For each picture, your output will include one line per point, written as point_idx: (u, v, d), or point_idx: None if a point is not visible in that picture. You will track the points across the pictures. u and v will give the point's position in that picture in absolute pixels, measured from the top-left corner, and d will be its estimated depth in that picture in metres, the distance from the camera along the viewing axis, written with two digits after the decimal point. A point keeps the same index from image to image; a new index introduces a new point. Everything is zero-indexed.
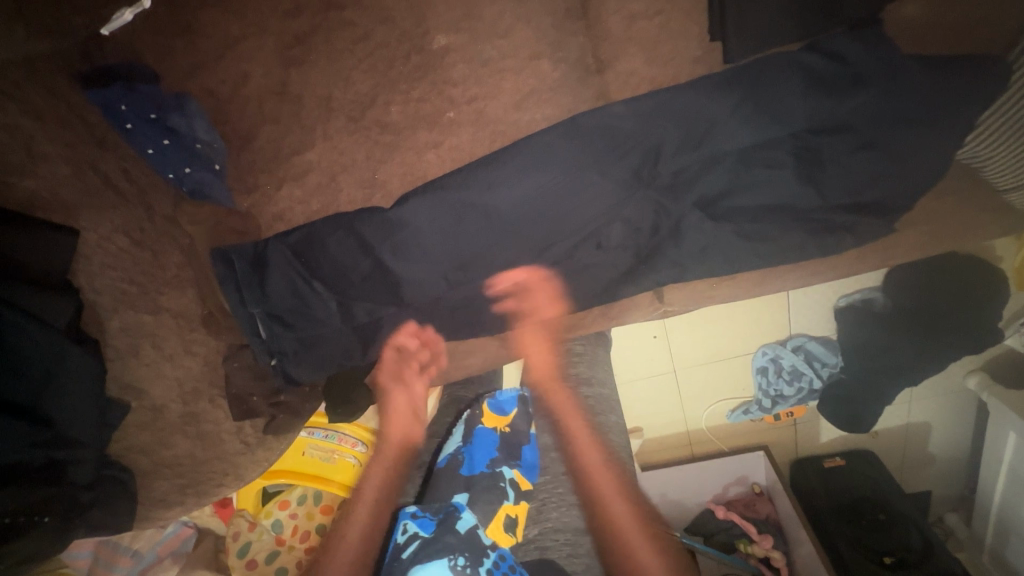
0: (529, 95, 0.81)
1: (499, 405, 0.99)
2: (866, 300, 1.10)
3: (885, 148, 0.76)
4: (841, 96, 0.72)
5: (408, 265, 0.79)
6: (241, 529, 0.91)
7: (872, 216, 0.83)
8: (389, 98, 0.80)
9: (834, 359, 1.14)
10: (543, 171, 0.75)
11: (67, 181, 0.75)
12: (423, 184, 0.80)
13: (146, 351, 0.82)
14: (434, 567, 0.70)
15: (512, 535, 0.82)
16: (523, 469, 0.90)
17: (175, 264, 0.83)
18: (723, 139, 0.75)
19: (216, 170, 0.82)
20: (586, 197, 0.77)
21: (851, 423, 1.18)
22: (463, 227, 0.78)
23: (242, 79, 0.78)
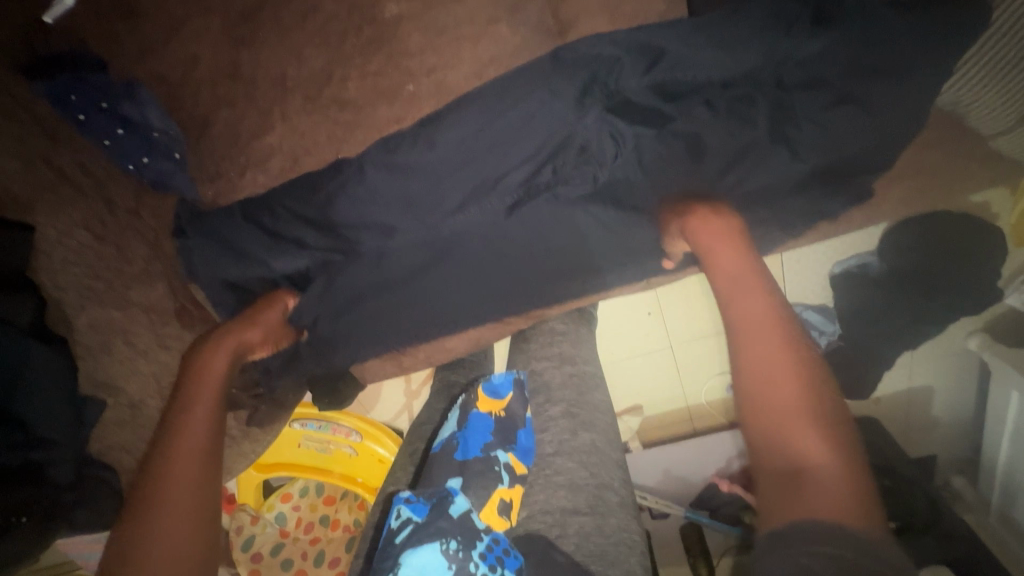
0: (490, 64, 0.74)
1: (493, 388, 0.92)
2: (862, 266, 1.03)
3: (866, 102, 0.73)
4: (801, 41, 0.69)
5: (364, 217, 0.79)
6: (244, 523, 1.19)
7: (844, 180, 0.80)
8: (344, 73, 0.75)
9: (831, 325, 1.08)
10: (496, 111, 0.70)
11: (18, 176, 0.73)
12: (377, 143, 0.76)
13: (118, 348, 0.82)
14: (426, 552, 0.65)
15: (505, 519, 0.78)
16: (518, 453, 0.85)
17: (141, 258, 0.86)
18: (693, 72, 0.71)
19: (176, 159, 0.82)
20: (539, 133, 0.72)
21: (855, 385, 1.12)
22: (410, 177, 0.75)
23: (193, 62, 0.76)
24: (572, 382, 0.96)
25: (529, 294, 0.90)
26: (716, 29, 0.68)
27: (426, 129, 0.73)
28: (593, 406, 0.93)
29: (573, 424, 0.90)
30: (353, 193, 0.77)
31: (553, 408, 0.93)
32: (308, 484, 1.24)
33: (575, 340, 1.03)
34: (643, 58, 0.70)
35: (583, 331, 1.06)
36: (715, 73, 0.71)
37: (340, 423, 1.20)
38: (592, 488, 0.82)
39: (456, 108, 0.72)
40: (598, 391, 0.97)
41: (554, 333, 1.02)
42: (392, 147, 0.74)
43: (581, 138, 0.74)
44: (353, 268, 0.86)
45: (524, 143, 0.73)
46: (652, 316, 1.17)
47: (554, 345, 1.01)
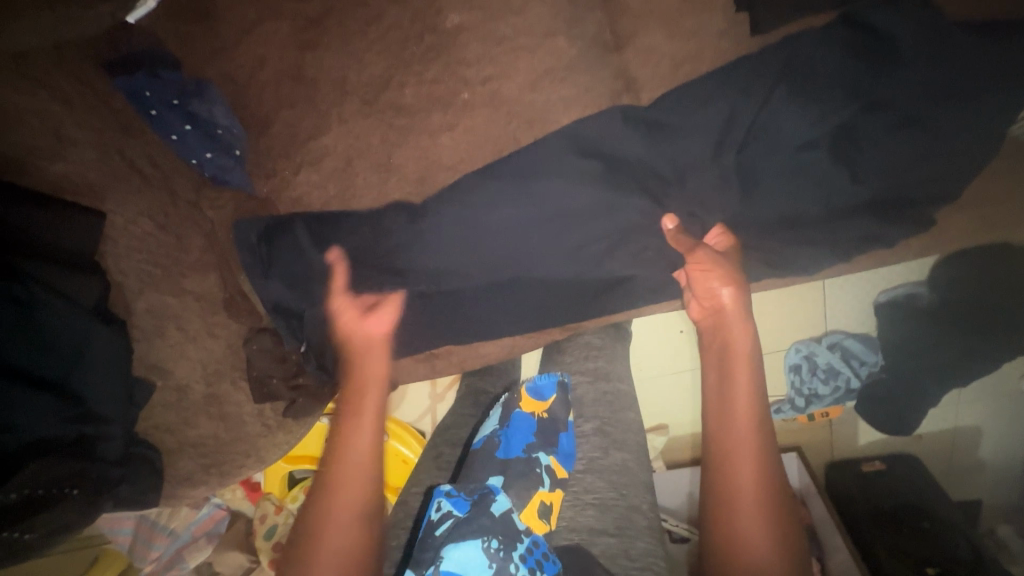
0: (544, 75, 0.77)
1: (537, 389, 0.91)
2: (910, 296, 0.97)
3: (929, 125, 0.69)
4: (871, 68, 0.69)
5: (432, 242, 0.77)
6: (268, 512, 1.09)
7: (902, 212, 0.77)
8: (403, 79, 0.79)
9: (873, 357, 1.02)
10: (554, 151, 0.74)
11: (94, 165, 0.78)
12: (446, 187, 0.79)
13: (170, 332, 0.86)
14: (468, 548, 0.66)
15: (546, 522, 0.77)
16: (558, 456, 0.84)
17: (198, 248, 0.87)
18: (753, 100, 0.72)
19: (237, 155, 0.85)
20: (588, 161, 0.74)
21: (888, 423, 1.08)
22: (475, 204, 0.76)
23: (260, 63, 0.84)
24: (605, 399, 0.95)
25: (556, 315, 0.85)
26: (779, 72, 0.72)
27: (502, 157, 0.78)
28: (625, 425, 0.93)
29: (605, 442, 0.89)
30: (417, 214, 0.78)
31: (585, 423, 0.91)
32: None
33: (610, 357, 1.02)
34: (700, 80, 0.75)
35: (618, 350, 1.04)
36: (781, 101, 0.71)
37: None
38: (621, 509, 0.81)
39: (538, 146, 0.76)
40: (631, 410, 0.96)
41: (588, 348, 1.02)
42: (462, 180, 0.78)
43: (632, 156, 0.74)
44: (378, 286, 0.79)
45: (590, 182, 0.74)
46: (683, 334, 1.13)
47: (589, 361, 1.00)
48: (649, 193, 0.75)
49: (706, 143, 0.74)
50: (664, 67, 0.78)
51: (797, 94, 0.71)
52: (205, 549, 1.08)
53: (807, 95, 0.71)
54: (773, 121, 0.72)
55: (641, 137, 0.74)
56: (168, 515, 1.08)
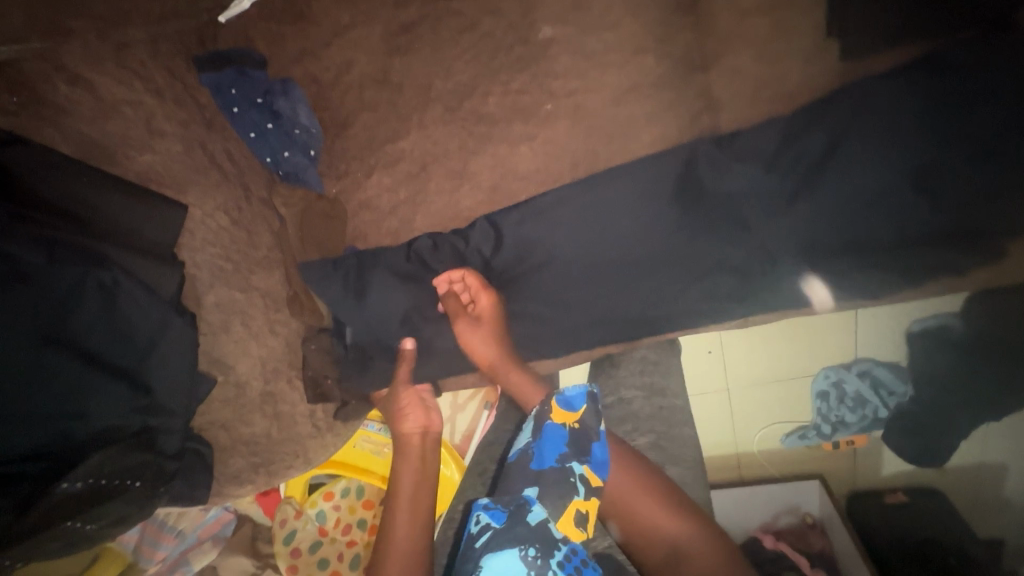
0: (629, 90, 0.78)
1: (567, 401, 0.79)
2: (942, 326, 0.98)
3: (1018, 156, 0.67)
4: (953, 99, 0.67)
5: (506, 260, 0.83)
6: (286, 517, 1.05)
7: (977, 247, 0.74)
8: (488, 88, 0.80)
9: (903, 387, 1.05)
10: (620, 186, 0.78)
11: (179, 157, 0.78)
12: (517, 211, 0.82)
13: (235, 328, 0.85)
14: (507, 556, 0.66)
15: (583, 531, 0.72)
16: (592, 465, 0.75)
17: (266, 245, 0.88)
18: (823, 133, 0.72)
19: (311, 155, 0.87)
20: (652, 192, 0.78)
21: (926, 455, 1.08)
22: (549, 234, 0.80)
23: (347, 65, 0.84)
24: (660, 415, 0.94)
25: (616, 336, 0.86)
26: (853, 112, 0.71)
27: (577, 173, 0.81)
28: (681, 441, 0.91)
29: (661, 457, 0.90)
30: (484, 231, 0.83)
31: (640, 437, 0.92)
32: (349, 484, 1.08)
33: (666, 372, 0.97)
34: (778, 108, 0.76)
35: (674, 360, 0.99)
36: (848, 136, 0.71)
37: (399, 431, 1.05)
38: None
39: (604, 184, 0.79)
40: (688, 426, 0.94)
41: (643, 362, 0.98)
42: (533, 203, 0.81)
43: (699, 172, 0.77)
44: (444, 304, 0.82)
45: (654, 217, 0.78)
46: (711, 355, 1.16)
47: (644, 375, 0.97)
48: (719, 232, 0.78)
49: (776, 178, 0.74)
50: (750, 88, 0.77)
51: (870, 129, 0.70)
52: (209, 553, 1.01)
53: (879, 130, 0.70)
54: (848, 153, 0.71)
55: (709, 164, 0.76)
56: (177, 514, 1.01)
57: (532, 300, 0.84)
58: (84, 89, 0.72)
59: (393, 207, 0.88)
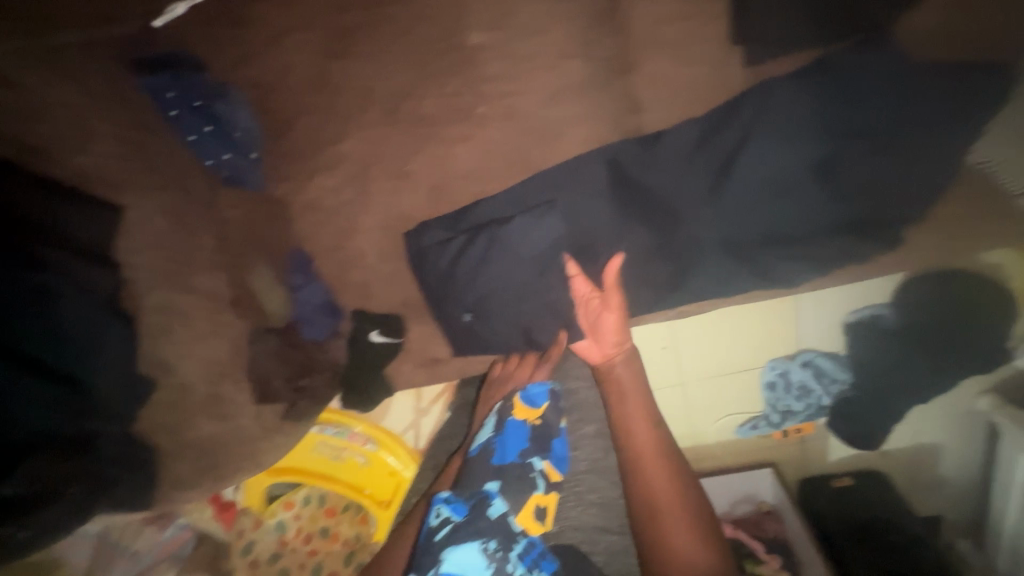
0: (560, 93, 0.81)
1: (530, 398, 0.89)
2: (874, 317, 1.04)
3: (899, 150, 0.77)
4: (847, 102, 0.75)
5: (456, 261, 0.87)
6: (244, 528, 1.02)
7: (876, 236, 0.83)
8: (424, 91, 0.82)
9: (845, 376, 1.10)
10: (559, 190, 0.83)
11: (116, 159, 0.80)
12: (456, 216, 0.87)
13: (176, 331, 0.86)
14: (469, 548, 0.72)
15: (542, 524, 0.79)
16: (553, 460, 0.85)
17: (209, 246, 0.89)
18: (729, 136, 0.79)
19: (252, 158, 0.87)
20: (585, 192, 0.83)
21: (863, 439, 1.16)
22: (486, 239, 0.85)
23: (285, 70, 0.83)
24: (607, 403, 0.94)
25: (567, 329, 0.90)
26: (756, 112, 0.78)
27: (513, 171, 0.84)
28: None
29: (606, 443, 0.91)
30: (431, 231, 0.88)
31: (586, 427, 0.92)
32: (312, 492, 1.06)
33: None
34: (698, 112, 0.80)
35: None
36: (755, 138, 0.78)
37: (358, 430, 1.07)
38: (623, 507, 0.87)
39: (537, 186, 0.84)
40: None
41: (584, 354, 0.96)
42: (472, 205, 0.86)
43: (625, 170, 0.82)
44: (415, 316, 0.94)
45: (592, 215, 0.84)
46: (665, 350, 1.17)
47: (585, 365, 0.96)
48: (651, 223, 0.83)
49: (696, 172, 0.80)
50: (674, 91, 0.80)
51: (772, 134, 0.77)
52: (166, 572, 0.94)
53: (779, 136, 0.78)
54: (754, 149, 0.78)
55: (631, 164, 0.82)
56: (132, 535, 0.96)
57: (477, 299, 0.88)
58: (12, 90, 0.75)
59: (338, 207, 0.89)
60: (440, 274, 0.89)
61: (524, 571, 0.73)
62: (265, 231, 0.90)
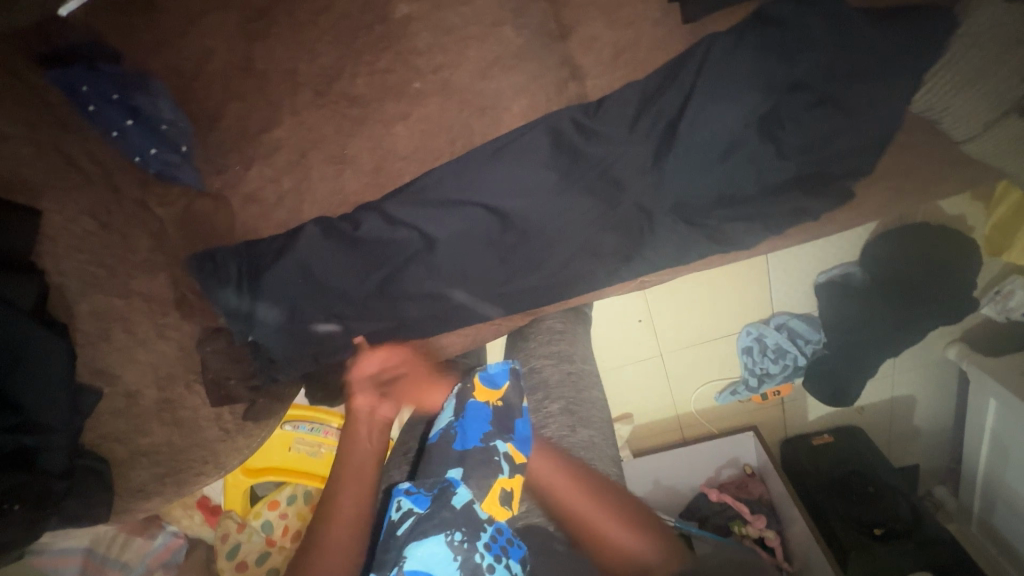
0: (494, 63, 0.79)
1: (489, 377, 0.86)
2: (844, 275, 1.10)
3: (843, 104, 0.73)
4: (783, 56, 0.72)
5: (393, 239, 0.80)
6: (229, 531, 1.04)
7: (827, 193, 0.82)
8: (355, 70, 0.80)
9: (816, 335, 1.15)
10: (503, 159, 0.79)
11: (30, 161, 0.77)
12: (396, 192, 0.82)
13: (117, 336, 0.83)
14: (431, 543, 0.63)
15: (507, 509, 0.73)
16: (516, 442, 0.78)
17: (145, 247, 0.85)
18: (671, 97, 0.75)
19: (183, 151, 0.84)
20: (523, 162, 0.78)
21: (836, 397, 1.18)
22: (433, 214, 0.79)
23: (207, 54, 0.82)
24: (570, 381, 0.94)
25: (519, 306, 0.90)
26: (698, 71, 0.74)
27: (455, 148, 0.82)
28: (590, 404, 0.93)
29: (572, 421, 0.88)
30: (372, 218, 0.81)
31: (551, 404, 0.90)
32: (297, 490, 1.07)
33: (572, 340, 1.01)
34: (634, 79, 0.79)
35: (579, 331, 1.05)
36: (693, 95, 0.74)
37: (331, 425, 1.11)
38: None
39: (482, 159, 0.79)
40: (595, 389, 0.97)
41: (552, 332, 1.01)
42: (415, 183, 0.82)
43: (565, 135, 0.78)
44: (366, 314, 0.84)
45: (532, 183, 0.78)
46: (642, 324, 1.19)
47: (552, 344, 0.99)
48: (596, 193, 0.79)
49: (640, 139, 0.77)
50: (609, 55, 0.80)
51: (714, 90, 0.73)
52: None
53: (722, 93, 0.73)
54: (699, 109, 0.74)
55: (573, 133, 0.78)
56: (120, 549, 1.04)
57: (423, 283, 0.83)
58: None
59: (280, 198, 0.86)
60: (382, 263, 0.81)
61: (493, 560, 0.65)
62: (203, 224, 0.87)
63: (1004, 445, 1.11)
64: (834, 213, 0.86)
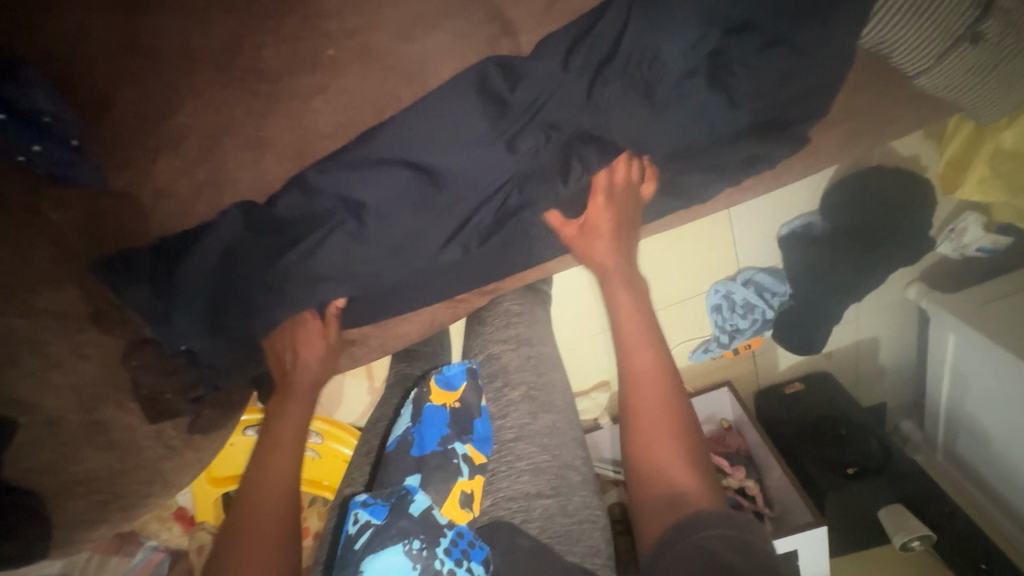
0: (415, 21, 0.69)
1: (447, 379, 0.88)
2: (806, 226, 1.08)
3: (795, 43, 0.69)
4: None
5: (331, 207, 0.79)
6: (202, 543, 1.16)
7: (774, 138, 0.79)
8: (259, 39, 0.70)
9: (782, 287, 1.14)
10: (439, 121, 0.73)
11: None
12: (322, 159, 0.77)
13: (25, 360, 0.76)
14: (390, 554, 0.62)
15: (468, 510, 0.74)
16: (474, 442, 0.81)
17: (44, 258, 0.75)
18: (603, 40, 0.71)
19: (75, 146, 0.72)
20: (460, 122, 0.73)
21: (804, 346, 1.17)
22: (366, 180, 0.76)
23: (82, 32, 0.67)
24: (530, 364, 0.92)
25: (460, 277, 0.92)
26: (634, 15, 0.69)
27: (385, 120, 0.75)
28: (552, 387, 0.90)
29: (533, 407, 0.86)
30: (296, 196, 0.79)
31: (512, 391, 0.88)
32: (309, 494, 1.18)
33: (530, 322, 0.99)
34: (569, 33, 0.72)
35: (539, 311, 1.02)
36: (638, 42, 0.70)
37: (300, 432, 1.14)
38: (555, 469, 0.80)
39: (407, 128, 0.74)
40: (556, 372, 0.94)
41: (509, 315, 0.99)
42: (349, 150, 0.76)
43: (498, 93, 0.73)
44: (302, 295, 0.83)
45: (468, 141, 0.75)
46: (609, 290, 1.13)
47: (509, 327, 0.96)
48: (539, 150, 0.78)
49: (574, 76, 0.73)
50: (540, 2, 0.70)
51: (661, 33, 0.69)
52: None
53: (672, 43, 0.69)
54: (628, 61, 0.72)
55: (504, 94, 0.73)
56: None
57: (372, 252, 0.82)
58: None
59: (195, 193, 0.78)
60: (298, 240, 0.80)
61: (455, 566, 0.65)
62: (115, 229, 0.79)
63: (966, 378, 1.13)
64: (786, 162, 0.83)
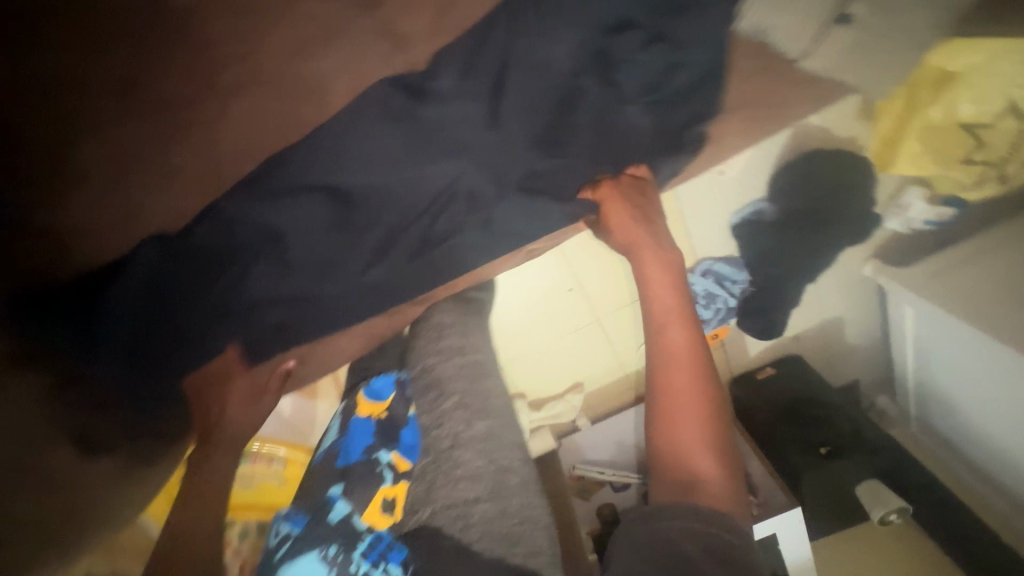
0: (309, 39, 0.71)
1: (374, 392, 0.93)
2: (758, 213, 1.02)
3: (671, 37, 0.75)
4: None
5: (261, 234, 0.81)
6: None
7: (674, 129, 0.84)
8: (153, 65, 0.69)
9: (742, 274, 1.11)
10: (357, 137, 0.76)
11: None
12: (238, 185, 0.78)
13: None
14: (306, 561, 0.71)
15: (388, 515, 0.80)
16: (400, 449, 0.86)
17: None
18: (495, 47, 0.74)
19: None
20: (368, 141, 0.77)
21: (766, 329, 1.21)
22: (283, 207, 0.79)
23: None
24: (463, 373, 0.90)
25: (390, 294, 0.92)
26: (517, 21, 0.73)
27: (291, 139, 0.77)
28: (485, 396, 0.89)
29: (468, 415, 0.86)
30: (215, 224, 0.80)
31: (445, 403, 0.87)
32: (247, 524, 0.90)
33: (462, 330, 0.96)
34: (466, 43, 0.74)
35: (471, 322, 0.98)
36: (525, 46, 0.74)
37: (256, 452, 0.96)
38: (492, 475, 0.80)
39: (315, 146, 0.77)
40: (491, 379, 0.94)
41: (439, 328, 0.95)
42: (259, 175, 0.78)
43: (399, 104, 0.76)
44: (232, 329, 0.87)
45: (382, 152, 0.78)
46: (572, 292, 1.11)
47: (439, 340, 0.93)
48: (454, 157, 0.80)
49: (470, 91, 0.76)
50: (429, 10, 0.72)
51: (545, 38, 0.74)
52: None
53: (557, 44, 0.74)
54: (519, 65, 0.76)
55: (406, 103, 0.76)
56: None
57: (296, 276, 0.85)
58: None
59: (103, 223, 0.76)
60: (220, 272, 0.83)
61: (370, 567, 0.73)
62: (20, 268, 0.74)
63: (929, 351, 1.14)
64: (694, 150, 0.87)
